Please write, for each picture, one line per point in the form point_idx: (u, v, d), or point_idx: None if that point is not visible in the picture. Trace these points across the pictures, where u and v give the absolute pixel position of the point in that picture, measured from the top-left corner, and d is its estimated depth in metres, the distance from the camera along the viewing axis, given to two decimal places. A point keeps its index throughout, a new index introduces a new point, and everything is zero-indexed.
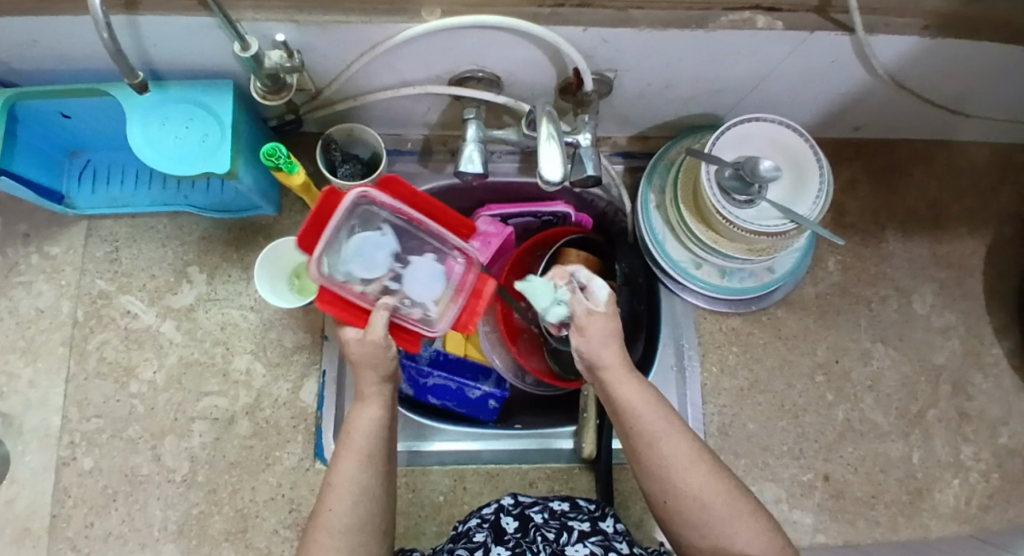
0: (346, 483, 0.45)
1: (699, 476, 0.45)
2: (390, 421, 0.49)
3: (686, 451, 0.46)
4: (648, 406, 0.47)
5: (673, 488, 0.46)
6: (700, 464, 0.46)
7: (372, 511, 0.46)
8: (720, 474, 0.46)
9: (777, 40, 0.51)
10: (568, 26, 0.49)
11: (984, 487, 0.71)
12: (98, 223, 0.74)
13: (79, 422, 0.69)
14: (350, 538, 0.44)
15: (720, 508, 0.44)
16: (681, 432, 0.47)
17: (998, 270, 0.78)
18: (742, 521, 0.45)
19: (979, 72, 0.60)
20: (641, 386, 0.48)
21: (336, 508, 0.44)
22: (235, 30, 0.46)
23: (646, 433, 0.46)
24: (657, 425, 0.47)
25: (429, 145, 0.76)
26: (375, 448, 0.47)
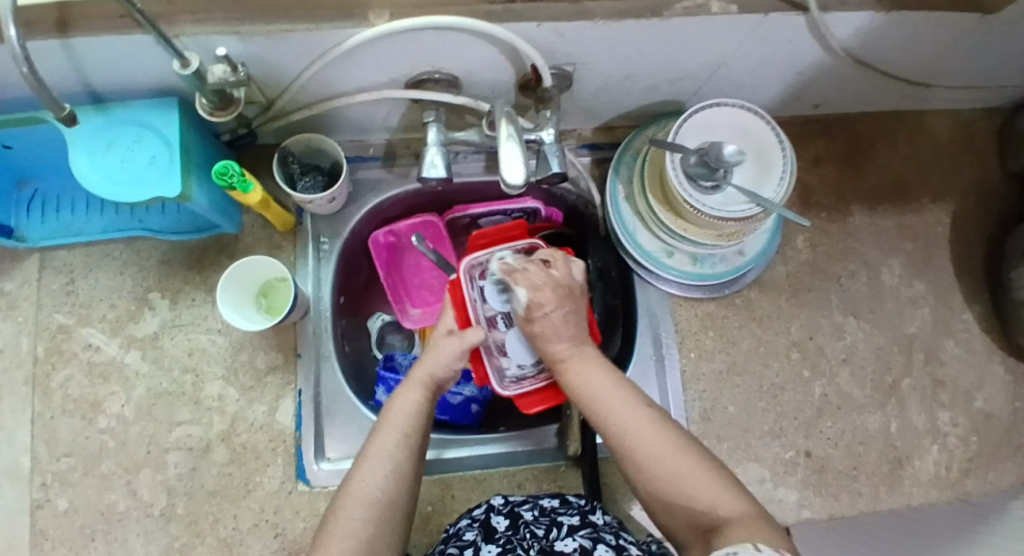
0: (380, 456, 0.46)
1: (653, 438, 0.44)
2: (429, 409, 0.51)
3: (641, 418, 0.46)
4: (602, 381, 0.49)
5: (634, 457, 0.44)
6: (654, 426, 0.45)
7: (403, 491, 0.45)
8: (682, 439, 0.44)
9: (732, 24, 0.51)
10: (521, 23, 0.47)
11: (962, 451, 0.73)
12: (51, 254, 0.71)
13: (48, 462, 0.66)
14: (376, 511, 0.43)
15: (679, 467, 0.42)
16: (635, 400, 0.47)
17: (964, 237, 0.79)
18: (703, 479, 0.41)
19: (932, 43, 0.61)
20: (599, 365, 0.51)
21: (368, 479, 0.44)
22: (170, 45, 0.43)
23: (603, 404, 0.48)
24: (609, 396, 0.48)
25: (392, 150, 0.74)
26: (413, 430, 0.48)
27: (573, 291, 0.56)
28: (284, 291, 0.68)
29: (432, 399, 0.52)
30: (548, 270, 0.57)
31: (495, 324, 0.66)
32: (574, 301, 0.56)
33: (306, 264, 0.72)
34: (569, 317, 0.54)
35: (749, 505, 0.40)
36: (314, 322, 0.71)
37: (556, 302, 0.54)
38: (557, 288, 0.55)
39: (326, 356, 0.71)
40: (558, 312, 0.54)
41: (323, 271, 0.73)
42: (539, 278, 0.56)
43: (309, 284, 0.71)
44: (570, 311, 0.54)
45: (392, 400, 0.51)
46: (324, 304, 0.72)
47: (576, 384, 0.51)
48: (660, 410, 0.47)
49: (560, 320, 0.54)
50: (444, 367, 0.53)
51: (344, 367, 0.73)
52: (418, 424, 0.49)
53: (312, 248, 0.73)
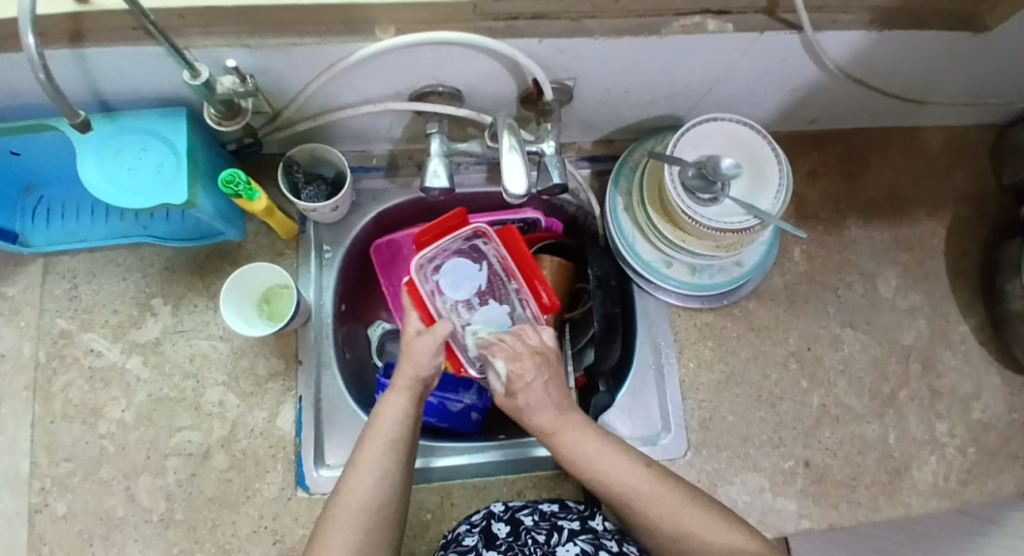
0: (370, 465, 0.46)
1: (660, 495, 0.47)
2: (416, 415, 0.52)
3: (640, 477, 0.48)
4: (596, 448, 0.50)
5: (646, 519, 0.47)
6: (656, 483, 0.48)
7: (392, 497, 0.46)
8: (683, 489, 0.48)
9: (729, 42, 0.53)
10: (524, 39, 0.49)
11: (959, 461, 0.73)
12: (55, 260, 0.71)
13: (48, 467, 0.66)
14: (367, 517, 0.44)
15: (691, 522, 0.46)
16: (635, 462, 0.49)
17: (958, 250, 0.80)
18: (715, 526, 0.46)
19: (924, 61, 0.62)
20: (589, 429, 0.52)
21: (358, 487, 0.45)
22: (182, 58, 0.44)
23: (603, 473, 0.49)
24: (608, 462, 0.49)
25: (394, 160, 0.75)
26: (400, 438, 0.49)
27: (548, 358, 0.56)
28: (286, 299, 0.69)
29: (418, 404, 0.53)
30: (522, 339, 0.58)
31: (456, 310, 0.65)
32: (553, 368, 0.55)
33: (309, 270, 0.72)
34: (550, 386, 0.53)
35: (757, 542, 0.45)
36: (316, 329, 0.72)
37: (536, 368, 0.53)
38: (533, 355, 0.55)
39: (327, 362, 0.71)
40: (539, 381, 0.53)
41: (325, 278, 0.74)
42: (516, 349, 0.56)
43: (312, 291, 0.72)
44: (549, 377, 0.54)
45: (378, 408, 0.52)
46: (326, 311, 0.73)
47: (572, 457, 0.50)
48: (659, 466, 0.50)
49: (542, 390, 0.53)
50: (425, 368, 0.54)
51: (345, 374, 0.74)
52: (405, 433, 0.50)
53: (315, 256, 0.73)
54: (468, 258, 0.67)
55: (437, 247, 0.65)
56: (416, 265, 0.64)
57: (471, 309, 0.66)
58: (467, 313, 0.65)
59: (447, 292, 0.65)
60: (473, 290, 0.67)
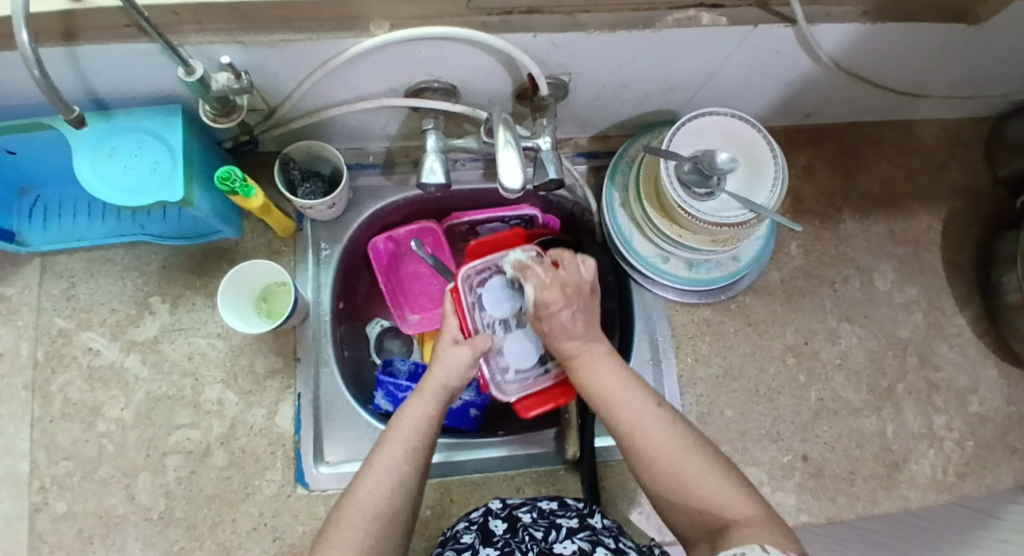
0: (388, 470, 0.46)
1: (663, 437, 0.46)
2: (437, 422, 0.51)
3: (649, 415, 0.47)
4: (614, 380, 0.50)
5: (644, 457, 0.46)
6: (663, 425, 0.47)
7: (406, 502, 0.46)
8: (690, 436, 0.47)
9: (723, 36, 0.53)
10: (518, 33, 0.49)
11: (956, 454, 0.74)
12: (52, 260, 0.71)
13: (47, 467, 0.66)
14: (378, 523, 0.44)
15: (690, 466, 0.44)
16: (646, 399, 0.49)
17: (955, 242, 0.80)
18: (710, 477, 0.44)
19: (918, 54, 0.62)
20: (609, 361, 0.52)
21: (373, 492, 0.45)
22: (176, 54, 0.44)
23: (615, 410, 0.48)
24: (619, 395, 0.49)
25: (391, 157, 0.76)
26: (420, 444, 0.49)
27: (581, 289, 0.54)
28: (285, 296, 0.69)
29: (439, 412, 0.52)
30: (556, 270, 0.55)
31: (492, 327, 0.66)
32: (583, 299, 0.54)
33: (307, 269, 0.73)
34: (576, 316, 0.53)
35: (754, 503, 0.43)
36: (314, 327, 0.72)
37: (565, 301, 0.52)
38: (566, 286, 0.53)
39: (325, 360, 0.71)
40: (566, 312, 0.52)
41: (322, 276, 0.74)
42: (547, 278, 0.54)
43: (309, 288, 0.72)
44: (579, 310, 0.53)
45: (400, 411, 0.51)
46: (324, 308, 0.73)
47: (590, 381, 0.51)
48: (671, 407, 0.49)
49: (569, 319, 0.52)
50: (454, 377, 0.53)
51: (343, 372, 0.74)
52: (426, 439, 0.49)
53: (312, 254, 0.73)
54: (509, 278, 0.67)
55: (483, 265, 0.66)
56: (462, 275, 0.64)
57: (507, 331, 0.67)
58: (502, 333, 0.67)
59: (487, 309, 0.65)
60: (512, 312, 0.66)
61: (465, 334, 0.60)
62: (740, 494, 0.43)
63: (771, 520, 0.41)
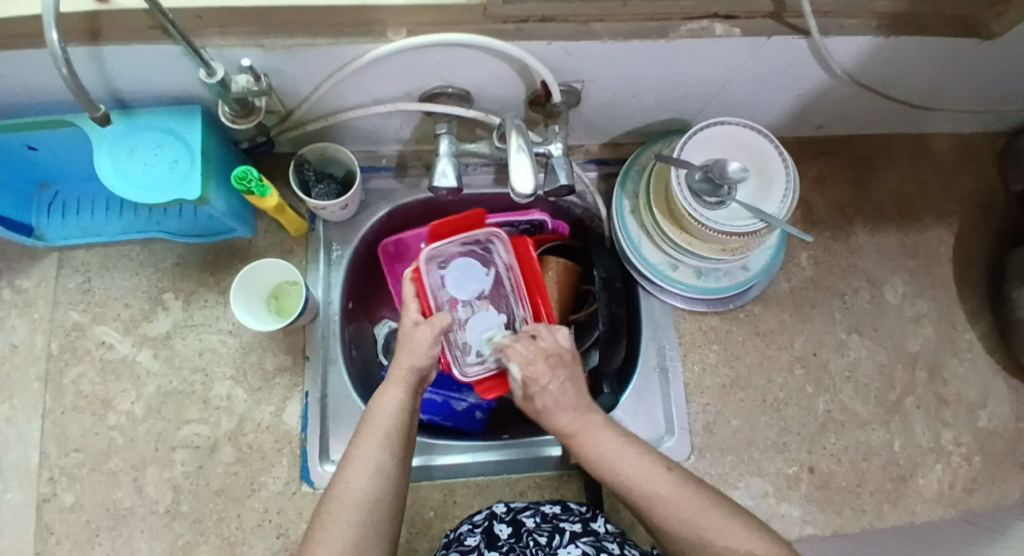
0: (363, 458, 0.47)
1: (678, 497, 0.47)
2: (411, 407, 0.53)
3: (661, 482, 0.48)
4: (617, 442, 0.51)
5: (662, 521, 0.47)
6: (677, 486, 0.47)
7: (389, 492, 0.47)
8: (705, 494, 0.47)
9: (737, 47, 0.53)
10: (533, 41, 0.49)
11: (965, 470, 0.73)
12: (69, 254, 0.73)
13: (58, 458, 0.67)
14: (362, 513, 0.45)
15: (711, 526, 0.45)
16: (655, 463, 0.50)
17: (967, 257, 0.80)
18: (736, 532, 0.44)
19: (932, 68, 0.62)
20: (613, 431, 0.52)
21: (353, 482, 0.46)
22: (199, 56, 0.45)
23: (622, 473, 0.49)
24: (628, 463, 0.50)
25: (403, 160, 0.76)
26: (394, 431, 0.50)
27: (562, 356, 0.56)
28: (296, 296, 0.70)
29: (415, 394, 0.54)
30: (535, 341, 0.57)
31: (455, 307, 0.66)
32: (568, 367, 0.55)
33: (317, 269, 0.73)
34: (565, 386, 0.54)
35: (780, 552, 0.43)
36: (323, 326, 0.73)
37: (551, 372, 0.54)
38: (549, 358, 0.55)
39: (333, 359, 0.72)
40: (555, 383, 0.54)
41: (333, 276, 0.74)
42: (531, 351, 0.56)
43: (320, 288, 0.73)
44: (566, 377, 0.54)
45: (374, 401, 0.52)
46: (333, 309, 0.73)
47: (593, 451, 0.51)
48: (680, 469, 0.50)
49: (558, 390, 0.54)
50: (420, 358, 0.54)
51: (351, 371, 0.74)
52: (398, 424, 0.50)
53: (324, 254, 0.74)
54: (478, 261, 0.68)
55: (447, 243, 0.66)
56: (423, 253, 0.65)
57: (471, 311, 0.66)
58: (466, 312, 0.66)
59: (449, 288, 0.66)
60: (477, 292, 0.67)
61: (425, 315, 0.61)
62: (768, 554, 0.42)
63: None
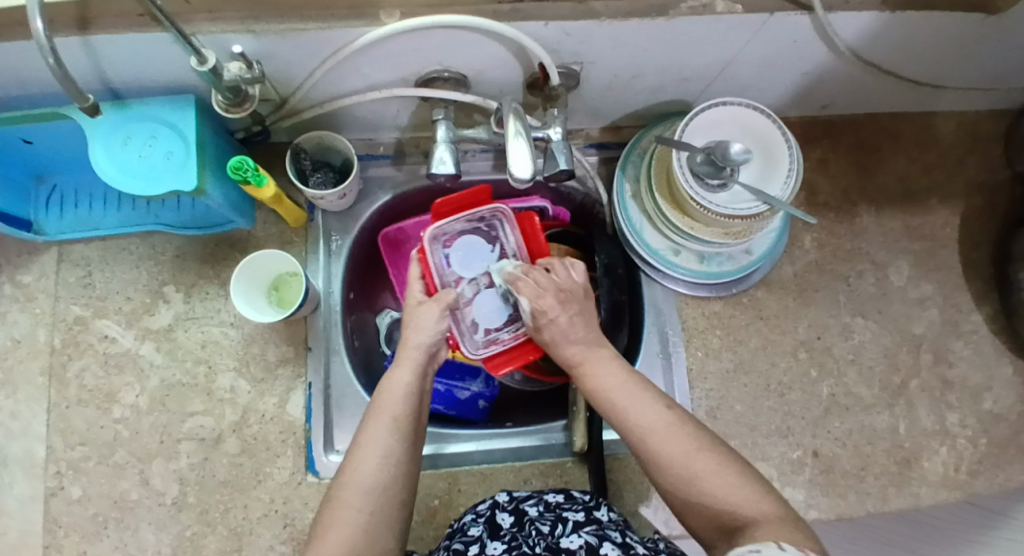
0: (373, 444, 0.46)
1: (672, 436, 0.44)
2: (421, 391, 0.52)
3: (660, 417, 0.45)
4: (620, 379, 0.49)
5: (654, 455, 0.44)
6: (674, 426, 0.45)
7: (399, 476, 0.46)
8: (702, 436, 0.44)
9: (739, 24, 0.52)
10: (530, 22, 0.48)
11: (970, 452, 0.72)
12: (69, 248, 0.73)
13: (64, 451, 0.68)
14: (373, 499, 0.44)
15: (701, 467, 0.42)
16: (654, 400, 0.47)
17: (973, 238, 0.79)
18: (724, 475, 0.41)
19: (939, 43, 0.61)
20: (618, 366, 0.51)
21: (363, 467, 0.45)
22: (190, 43, 0.45)
23: (621, 403, 0.47)
24: (630, 398, 0.47)
25: (401, 148, 0.76)
26: (403, 415, 0.49)
27: (574, 291, 0.56)
28: (295, 286, 0.70)
29: (424, 378, 0.53)
30: (547, 275, 0.57)
31: (460, 284, 0.66)
32: (579, 302, 0.55)
33: (317, 259, 0.73)
34: (575, 320, 0.53)
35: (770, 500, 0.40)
36: (325, 317, 0.72)
37: (561, 306, 0.54)
38: (559, 291, 0.55)
39: (336, 349, 0.72)
40: (564, 316, 0.53)
41: (334, 266, 0.74)
42: (541, 285, 0.56)
43: (320, 278, 0.73)
44: (575, 313, 0.54)
45: (383, 385, 0.52)
46: (334, 299, 0.73)
47: (597, 383, 0.50)
48: (681, 410, 0.47)
49: (566, 323, 0.53)
50: (428, 337, 0.55)
51: (353, 361, 0.74)
52: (408, 409, 0.49)
53: (323, 244, 0.74)
54: (483, 239, 0.67)
55: (451, 222, 0.65)
56: (427, 234, 0.64)
57: (476, 288, 0.66)
58: (471, 289, 0.66)
59: (455, 268, 0.65)
60: (482, 270, 0.66)
61: (428, 294, 0.62)
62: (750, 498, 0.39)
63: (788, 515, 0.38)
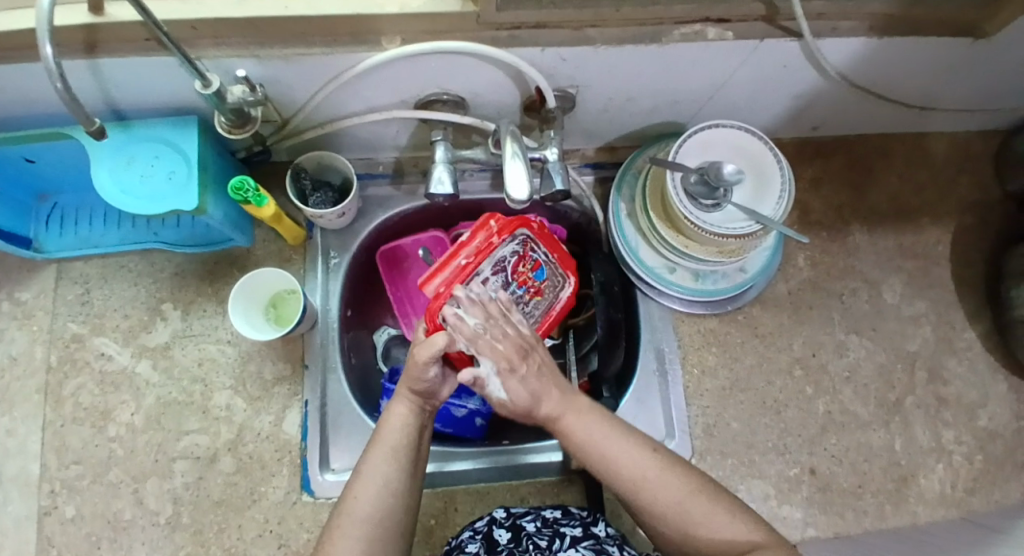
0: (372, 475, 0.47)
1: (660, 480, 0.46)
2: (420, 424, 0.51)
3: (644, 460, 0.47)
4: (591, 431, 0.48)
5: (650, 506, 0.46)
6: (659, 468, 0.46)
7: (396, 507, 0.46)
8: (686, 474, 0.46)
9: (729, 50, 0.53)
10: (527, 47, 0.50)
11: (966, 470, 0.73)
12: (68, 265, 0.73)
13: (58, 470, 0.67)
14: (370, 528, 0.45)
15: (696, 504, 0.45)
16: (641, 446, 0.48)
17: (964, 257, 0.80)
18: (718, 514, 0.44)
19: (925, 67, 0.63)
20: (596, 416, 0.49)
21: (362, 496, 0.46)
22: (195, 68, 0.46)
23: (597, 453, 0.47)
24: (613, 445, 0.47)
25: (400, 168, 0.77)
26: (403, 445, 0.49)
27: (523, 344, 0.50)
28: (293, 302, 0.70)
29: (424, 411, 0.52)
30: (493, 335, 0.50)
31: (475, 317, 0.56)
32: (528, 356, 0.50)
33: (316, 276, 0.73)
34: (527, 383, 0.49)
35: (763, 533, 0.44)
36: (322, 335, 0.72)
37: (527, 362, 0.49)
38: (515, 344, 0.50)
39: (332, 368, 0.72)
40: (531, 374, 0.49)
41: (331, 284, 0.74)
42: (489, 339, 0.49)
43: (318, 296, 0.73)
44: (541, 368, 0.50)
45: (385, 415, 0.51)
46: (332, 316, 0.73)
47: (577, 440, 0.48)
48: (665, 451, 0.48)
49: (519, 388, 0.48)
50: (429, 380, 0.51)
51: (350, 379, 0.74)
52: (411, 441, 0.49)
53: (321, 262, 0.74)
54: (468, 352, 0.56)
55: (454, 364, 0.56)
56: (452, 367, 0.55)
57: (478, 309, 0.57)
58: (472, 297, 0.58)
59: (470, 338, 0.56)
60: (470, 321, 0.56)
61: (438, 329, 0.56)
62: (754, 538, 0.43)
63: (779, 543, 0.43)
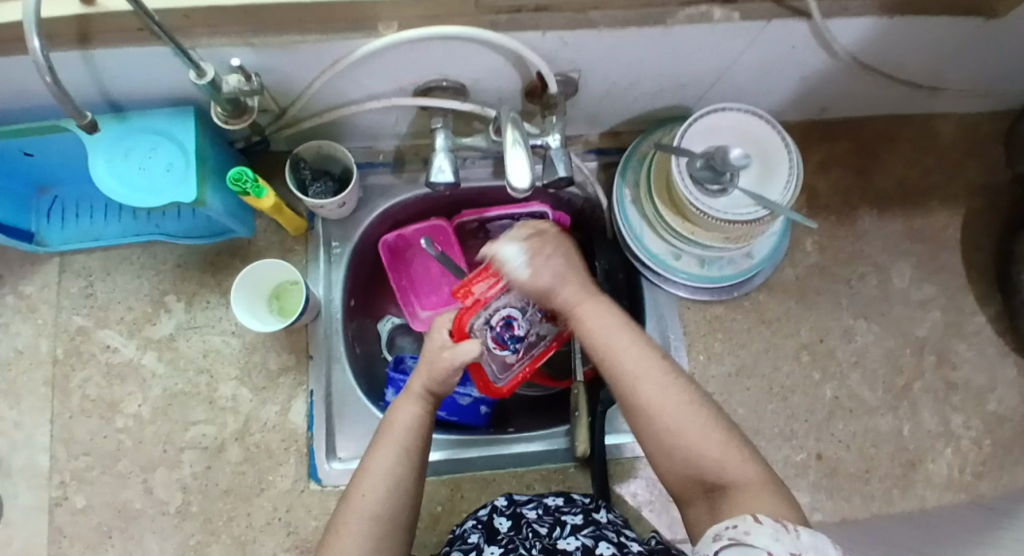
0: (378, 472, 0.47)
1: (660, 383, 0.46)
2: (426, 422, 0.51)
3: (647, 361, 0.47)
4: (602, 320, 0.51)
5: (640, 406, 0.46)
6: (659, 371, 0.47)
7: (403, 508, 0.47)
8: (687, 388, 0.46)
9: (736, 31, 0.52)
10: (527, 31, 0.48)
11: (974, 454, 0.72)
12: (71, 259, 0.73)
13: (67, 461, 0.68)
14: (375, 527, 0.45)
15: (686, 418, 0.44)
16: (645, 350, 0.48)
17: (976, 239, 0.79)
18: (709, 435, 0.43)
19: (938, 46, 0.61)
20: (615, 314, 0.52)
21: (367, 495, 0.46)
22: (189, 58, 0.45)
23: (607, 345, 0.49)
24: (619, 342, 0.49)
25: (401, 155, 0.76)
26: (410, 443, 0.49)
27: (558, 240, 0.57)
28: (297, 293, 0.70)
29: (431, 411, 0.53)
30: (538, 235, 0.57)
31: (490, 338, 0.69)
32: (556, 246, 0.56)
33: (318, 266, 0.73)
34: (551, 262, 0.54)
35: (752, 465, 0.41)
36: (326, 324, 0.72)
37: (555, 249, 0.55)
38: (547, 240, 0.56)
39: (337, 357, 0.72)
40: (552, 257, 0.54)
41: (334, 274, 0.74)
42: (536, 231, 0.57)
43: (321, 285, 0.73)
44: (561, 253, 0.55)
45: (389, 413, 0.52)
46: (335, 306, 0.73)
47: (587, 326, 0.52)
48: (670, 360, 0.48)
49: (549, 264, 0.54)
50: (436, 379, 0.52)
51: (354, 368, 0.74)
52: (417, 438, 0.50)
53: (323, 252, 0.74)
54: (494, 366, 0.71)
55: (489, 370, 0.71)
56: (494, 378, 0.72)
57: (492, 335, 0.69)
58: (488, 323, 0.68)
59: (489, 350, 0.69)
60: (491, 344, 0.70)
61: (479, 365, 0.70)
62: (741, 472, 0.41)
63: (762, 482, 0.40)
